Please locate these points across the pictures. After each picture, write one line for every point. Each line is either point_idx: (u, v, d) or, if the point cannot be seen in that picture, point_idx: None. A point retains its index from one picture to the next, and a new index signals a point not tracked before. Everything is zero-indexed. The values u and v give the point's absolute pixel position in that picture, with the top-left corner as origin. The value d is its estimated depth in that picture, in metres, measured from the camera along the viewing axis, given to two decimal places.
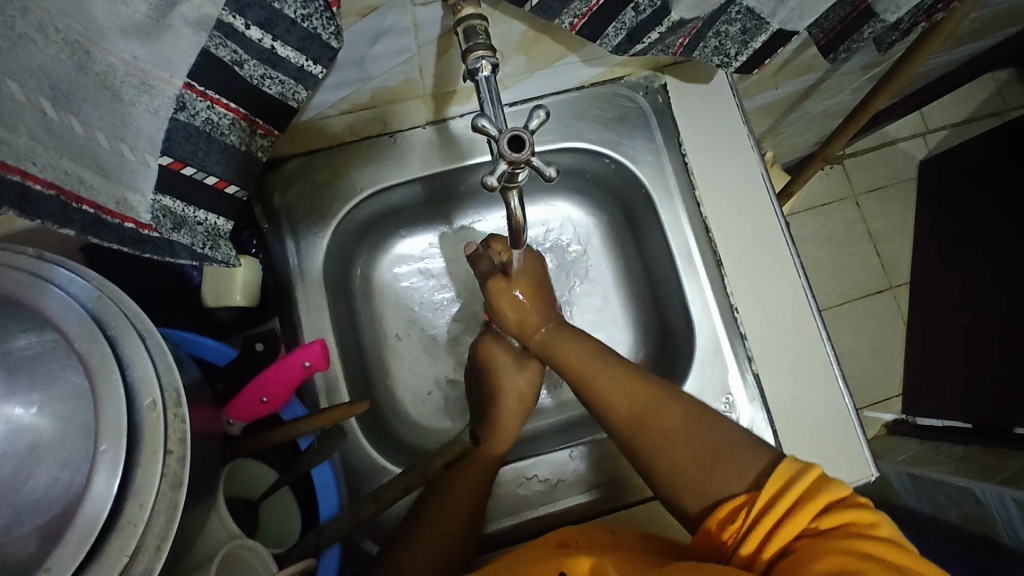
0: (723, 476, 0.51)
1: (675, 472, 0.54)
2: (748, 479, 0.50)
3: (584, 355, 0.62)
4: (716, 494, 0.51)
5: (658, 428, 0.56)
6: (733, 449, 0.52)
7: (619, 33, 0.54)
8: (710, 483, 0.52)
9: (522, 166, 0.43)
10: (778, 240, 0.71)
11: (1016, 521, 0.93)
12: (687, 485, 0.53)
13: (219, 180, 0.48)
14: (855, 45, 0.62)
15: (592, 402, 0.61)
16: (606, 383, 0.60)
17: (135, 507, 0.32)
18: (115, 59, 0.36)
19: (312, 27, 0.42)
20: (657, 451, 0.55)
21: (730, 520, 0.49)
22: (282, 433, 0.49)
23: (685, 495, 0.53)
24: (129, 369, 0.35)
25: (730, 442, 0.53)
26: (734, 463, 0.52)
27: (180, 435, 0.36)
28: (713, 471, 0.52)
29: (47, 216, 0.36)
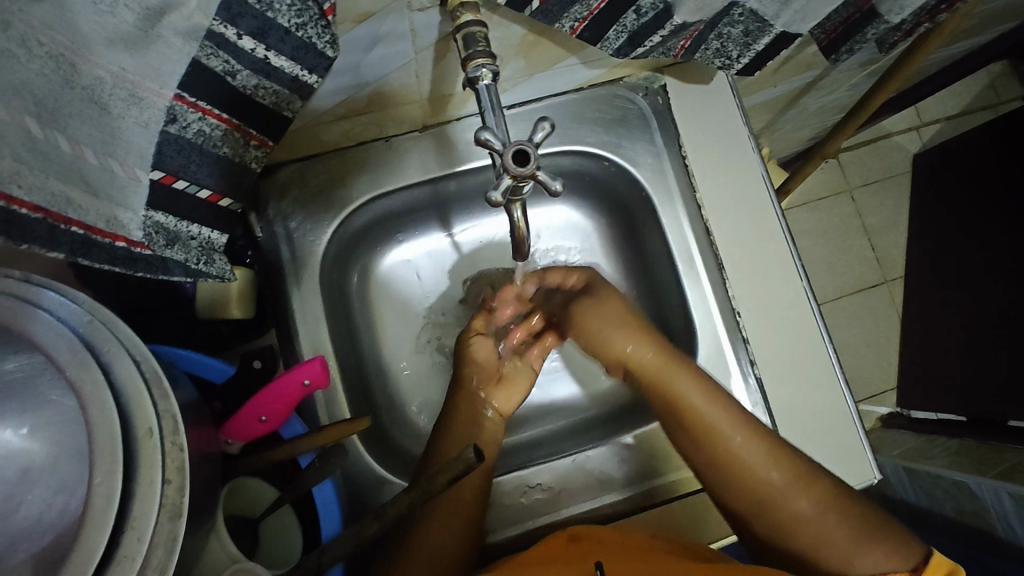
0: (879, 557, 0.54)
1: (818, 544, 0.55)
2: (901, 561, 0.54)
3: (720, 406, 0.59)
4: (871, 567, 0.54)
5: (802, 505, 0.56)
6: (886, 530, 0.56)
7: (620, 36, 0.53)
8: (864, 563, 0.54)
9: (525, 180, 0.43)
10: (780, 242, 0.70)
11: (1011, 514, 0.93)
12: (837, 557, 0.55)
13: (211, 193, 0.47)
14: (857, 45, 0.61)
15: (727, 467, 0.58)
16: (745, 451, 0.58)
17: (134, 539, 0.31)
18: (103, 72, 0.34)
19: (307, 36, 0.41)
20: (804, 525, 0.56)
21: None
22: (281, 451, 0.49)
23: (837, 564, 0.55)
24: (124, 398, 0.34)
25: (878, 521, 0.56)
26: (887, 542, 0.55)
27: (178, 464, 0.35)
28: (873, 549, 0.54)
29: (34, 240, 0.35)
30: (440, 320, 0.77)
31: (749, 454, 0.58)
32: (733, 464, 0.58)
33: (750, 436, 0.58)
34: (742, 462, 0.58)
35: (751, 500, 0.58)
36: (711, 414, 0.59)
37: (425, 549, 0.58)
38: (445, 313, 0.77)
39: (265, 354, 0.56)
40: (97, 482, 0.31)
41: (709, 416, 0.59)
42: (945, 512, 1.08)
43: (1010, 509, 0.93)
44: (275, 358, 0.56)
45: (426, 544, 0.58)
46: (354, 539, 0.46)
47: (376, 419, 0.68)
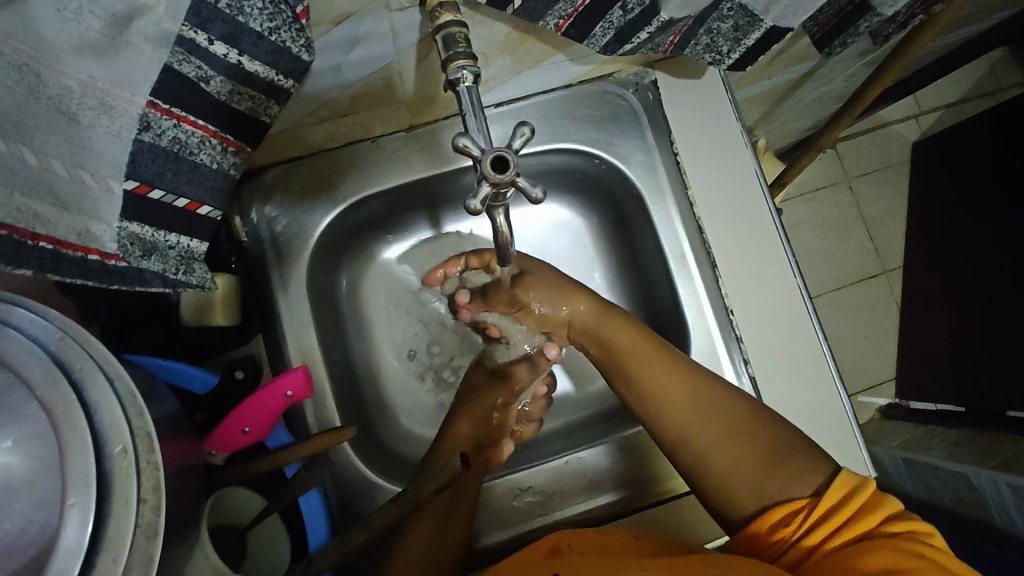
0: (784, 478, 0.54)
1: (733, 470, 0.56)
2: (810, 484, 0.53)
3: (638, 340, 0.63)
4: (776, 493, 0.54)
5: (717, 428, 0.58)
6: (796, 453, 0.55)
7: (607, 33, 0.52)
8: (775, 487, 0.54)
9: (505, 187, 0.41)
10: (774, 238, 0.69)
11: (1010, 506, 0.93)
12: (743, 484, 0.55)
13: (190, 202, 0.45)
14: (850, 38, 0.60)
15: (650, 398, 0.61)
16: (668, 381, 0.60)
17: (108, 561, 0.31)
18: (70, 81, 0.34)
19: (281, 40, 0.40)
20: (718, 450, 0.57)
21: (788, 520, 0.52)
22: (268, 463, 0.47)
23: (743, 493, 0.55)
24: (97, 416, 0.33)
25: (791, 445, 0.56)
26: (794, 464, 0.54)
27: (153, 482, 0.34)
28: (777, 473, 0.54)
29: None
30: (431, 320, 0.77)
31: (673, 383, 0.60)
32: (655, 395, 0.61)
33: (673, 364, 0.61)
34: (659, 389, 0.61)
35: (674, 432, 0.59)
36: (639, 347, 0.62)
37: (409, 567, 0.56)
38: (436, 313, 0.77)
39: (246, 363, 0.54)
40: (71, 503, 0.31)
41: (637, 353, 0.62)
42: (944, 503, 1.08)
43: (1010, 499, 0.93)
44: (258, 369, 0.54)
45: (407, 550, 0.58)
46: (340, 549, 0.45)
47: (367, 423, 0.67)
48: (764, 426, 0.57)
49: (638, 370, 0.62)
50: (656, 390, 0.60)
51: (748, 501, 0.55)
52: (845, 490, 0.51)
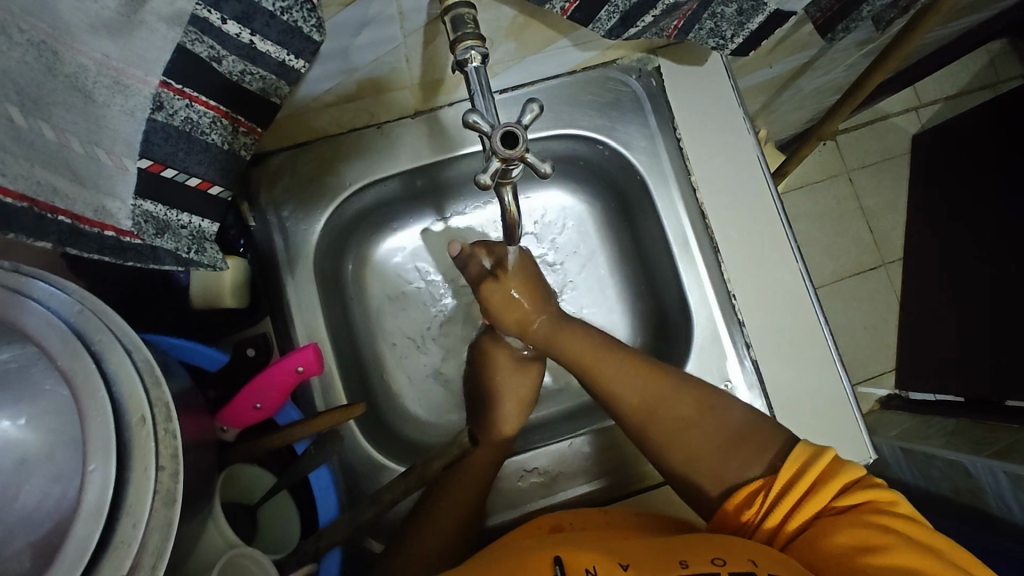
0: (738, 463, 0.54)
1: (689, 462, 0.57)
2: (763, 464, 0.53)
3: (586, 339, 0.63)
4: (732, 478, 0.54)
5: (669, 422, 0.58)
6: (748, 436, 0.55)
7: (612, 17, 0.52)
8: (728, 474, 0.54)
9: (516, 162, 0.42)
10: (775, 224, 0.70)
11: (1006, 492, 0.94)
12: (701, 474, 0.56)
13: (201, 180, 0.46)
14: (853, 24, 0.61)
15: (603, 398, 0.62)
16: (617, 379, 0.61)
17: (129, 526, 0.32)
18: (86, 59, 0.34)
19: (293, 20, 0.40)
20: (671, 444, 0.58)
21: (748, 506, 0.52)
22: (277, 438, 0.48)
23: (703, 484, 0.56)
24: (117, 385, 0.34)
25: (743, 429, 0.56)
26: (748, 447, 0.54)
27: (171, 451, 0.35)
28: (730, 459, 0.54)
29: (23, 231, 0.34)
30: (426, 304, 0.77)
31: (624, 384, 0.60)
32: (606, 395, 0.61)
33: (622, 361, 0.62)
34: (608, 389, 0.61)
35: (631, 428, 0.60)
36: (587, 345, 0.63)
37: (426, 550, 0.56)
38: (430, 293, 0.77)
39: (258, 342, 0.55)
40: (92, 467, 0.32)
41: (585, 355, 0.63)
42: (942, 492, 1.09)
43: (1006, 488, 0.94)
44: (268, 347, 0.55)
45: (426, 531, 0.57)
46: (349, 524, 0.46)
47: (373, 405, 0.68)
48: (712, 417, 0.57)
49: (587, 370, 0.62)
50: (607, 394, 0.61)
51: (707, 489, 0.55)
52: (802, 464, 0.51)
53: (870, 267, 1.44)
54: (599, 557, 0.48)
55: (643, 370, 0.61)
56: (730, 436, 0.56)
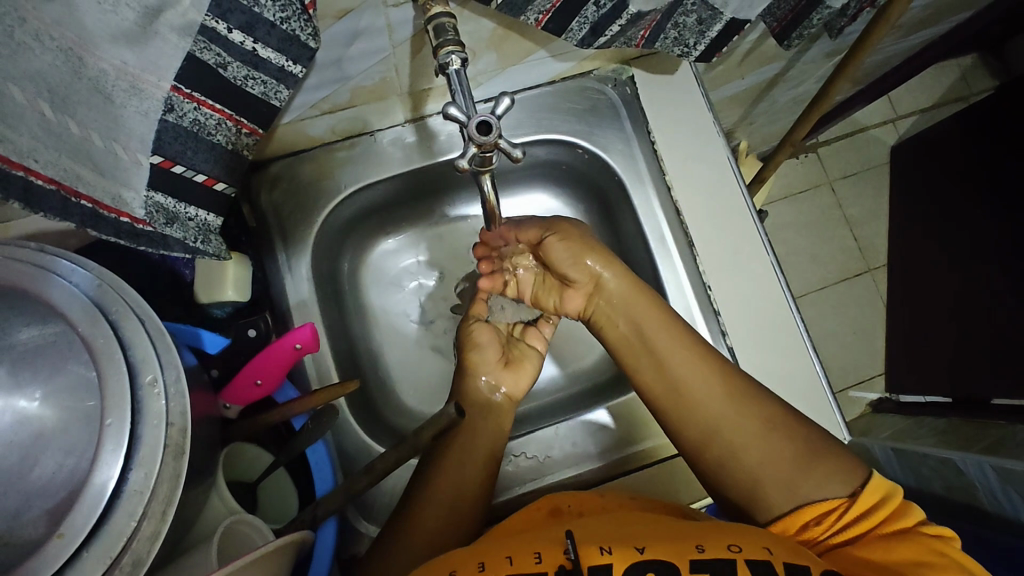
0: (819, 478, 0.53)
1: (762, 467, 0.55)
2: (844, 484, 0.53)
3: (663, 323, 0.62)
4: (808, 493, 0.53)
5: (745, 420, 0.57)
6: (828, 453, 0.55)
7: (583, 28, 0.57)
8: (806, 486, 0.53)
9: (490, 149, 0.47)
10: (746, 219, 0.74)
11: (995, 487, 0.90)
12: (773, 485, 0.54)
13: (207, 177, 0.50)
14: (806, 31, 0.66)
15: (674, 386, 0.60)
16: (692, 368, 0.60)
17: (141, 475, 0.36)
18: (107, 65, 0.38)
19: (291, 28, 0.45)
20: (750, 448, 0.56)
21: (819, 521, 0.52)
22: (275, 414, 0.51)
23: (772, 494, 0.54)
24: (131, 351, 0.38)
25: (822, 445, 0.55)
26: (828, 466, 0.54)
27: (181, 408, 0.39)
28: (811, 471, 0.54)
29: (50, 211, 0.39)
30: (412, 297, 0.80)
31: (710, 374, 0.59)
32: (678, 382, 0.60)
33: (697, 349, 0.61)
34: (683, 376, 0.60)
35: (702, 418, 0.59)
36: (664, 330, 0.62)
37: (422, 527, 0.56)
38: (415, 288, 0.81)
39: (258, 322, 0.58)
40: (111, 421, 0.35)
41: (657, 335, 0.62)
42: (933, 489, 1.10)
43: (995, 482, 0.91)
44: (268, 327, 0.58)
45: (426, 509, 0.58)
46: (345, 492, 0.49)
47: (370, 398, 0.71)
48: (794, 424, 0.57)
49: (662, 355, 0.61)
50: (692, 376, 0.59)
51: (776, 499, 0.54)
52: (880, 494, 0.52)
53: (857, 273, 1.51)
54: (614, 540, 0.50)
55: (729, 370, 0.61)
56: (810, 447, 0.55)
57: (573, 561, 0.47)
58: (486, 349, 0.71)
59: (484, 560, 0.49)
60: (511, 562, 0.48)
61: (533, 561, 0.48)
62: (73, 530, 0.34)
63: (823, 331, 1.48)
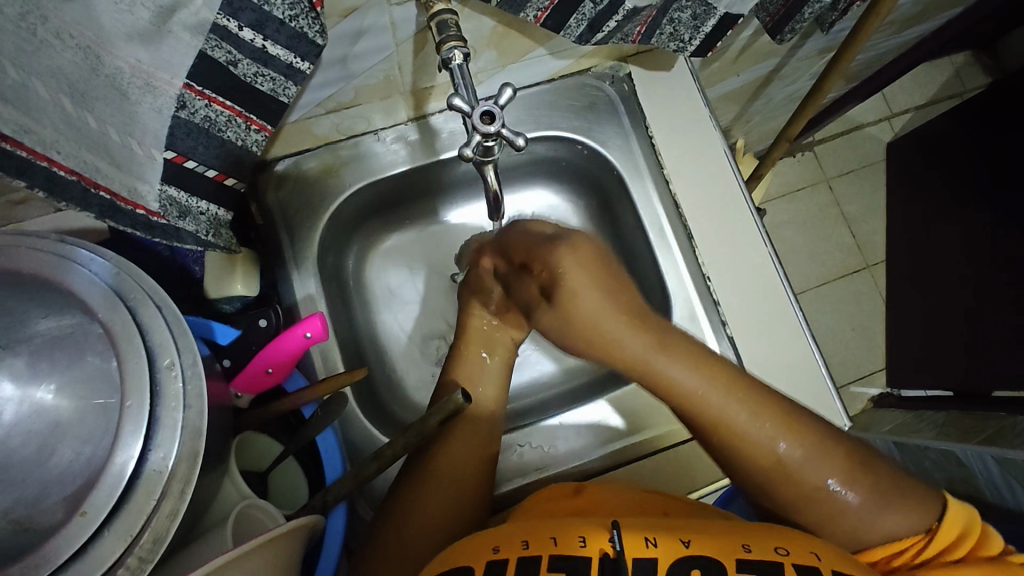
0: (895, 520, 0.52)
1: (831, 515, 0.52)
2: (920, 522, 0.52)
3: (712, 385, 0.54)
4: (884, 535, 0.52)
5: (816, 478, 0.52)
6: (907, 491, 0.53)
7: (581, 25, 0.59)
8: (878, 528, 0.52)
9: (492, 138, 0.49)
10: (744, 210, 0.75)
11: (998, 480, 0.92)
12: (842, 531, 0.53)
13: (218, 172, 0.52)
14: (798, 25, 0.68)
15: (732, 449, 0.54)
16: (753, 430, 0.53)
17: (160, 456, 0.37)
18: (123, 64, 0.40)
19: (299, 26, 0.46)
20: (817, 499, 0.53)
21: (896, 558, 0.52)
22: (284, 403, 0.52)
23: (841, 538, 0.53)
24: (150, 336, 0.39)
25: (898, 484, 0.53)
26: (906, 505, 0.52)
27: (198, 391, 0.40)
28: (886, 516, 0.52)
29: (70, 199, 0.41)
30: (416, 293, 0.82)
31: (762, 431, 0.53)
32: (737, 445, 0.54)
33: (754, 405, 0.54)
34: (740, 442, 0.53)
35: (760, 480, 0.54)
36: (716, 394, 0.54)
37: (424, 516, 0.57)
38: (417, 284, 0.82)
39: (269, 312, 0.56)
40: (132, 403, 0.37)
41: (708, 400, 0.54)
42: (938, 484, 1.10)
43: (998, 475, 0.92)
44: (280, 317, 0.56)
45: (424, 505, 0.58)
46: (355, 479, 0.50)
47: (376, 393, 0.72)
48: (868, 474, 0.53)
49: (714, 422, 0.54)
50: (739, 438, 0.53)
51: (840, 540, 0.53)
52: (964, 529, 0.51)
53: (856, 269, 1.53)
54: (660, 531, 0.49)
55: (788, 410, 0.54)
56: (884, 486, 0.52)
57: (618, 552, 0.47)
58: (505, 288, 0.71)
59: (530, 540, 0.50)
60: (556, 544, 0.49)
61: (579, 545, 0.49)
62: (95, 507, 0.35)
63: (823, 327, 1.50)
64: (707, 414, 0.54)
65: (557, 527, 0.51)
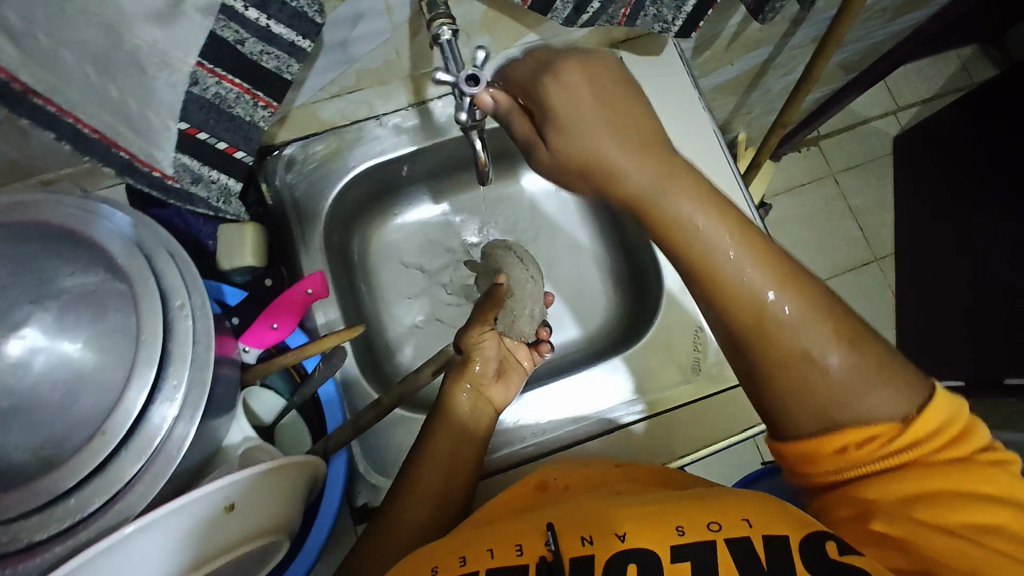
0: (874, 402, 0.46)
1: (805, 385, 0.47)
2: (901, 406, 0.46)
3: (717, 219, 0.45)
4: (857, 416, 0.46)
5: (809, 342, 0.47)
6: (894, 375, 0.47)
7: (567, 7, 0.63)
8: (849, 410, 0.46)
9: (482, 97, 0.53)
10: (732, 185, 0.78)
11: None
12: (814, 406, 0.47)
13: (228, 145, 0.56)
14: (779, 6, 0.70)
15: (714, 293, 0.47)
16: (746, 276, 0.46)
17: (170, 386, 0.41)
18: (140, 41, 0.44)
19: (300, 6, 0.50)
20: (798, 364, 0.47)
21: (867, 444, 0.46)
22: (287, 356, 0.55)
23: (810, 416, 0.47)
24: (163, 281, 0.43)
25: (889, 365, 0.47)
26: (889, 386, 0.47)
27: (205, 329, 0.44)
28: (866, 397, 0.46)
29: (92, 153, 0.50)
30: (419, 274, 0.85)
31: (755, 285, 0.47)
32: (723, 288, 0.47)
33: (760, 256, 0.46)
34: (729, 288, 0.47)
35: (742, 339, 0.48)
36: (718, 229, 0.45)
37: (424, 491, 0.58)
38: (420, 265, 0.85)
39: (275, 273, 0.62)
40: (146, 334, 0.40)
41: (697, 237, 0.46)
42: None
43: None
44: (284, 279, 0.62)
45: (418, 493, 0.58)
46: (353, 425, 0.54)
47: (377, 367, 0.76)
48: (862, 348, 0.47)
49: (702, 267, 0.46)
50: (725, 291, 0.47)
51: (805, 425, 0.48)
52: (946, 418, 0.46)
53: (865, 262, 1.52)
54: (594, 525, 0.49)
55: (785, 262, 0.47)
56: (872, 362, 0.47)
57: (554, 554, 0.47)
58: (488, 360, 0.70)
59: (467, 555, 0.49)
60: (493, 555, 0.48)
61: (515, 554, 0.48)
62: (114, 429, 0.38)
63: None
64: (695, 248, 0.46)
65: (493, 538, 0.50)
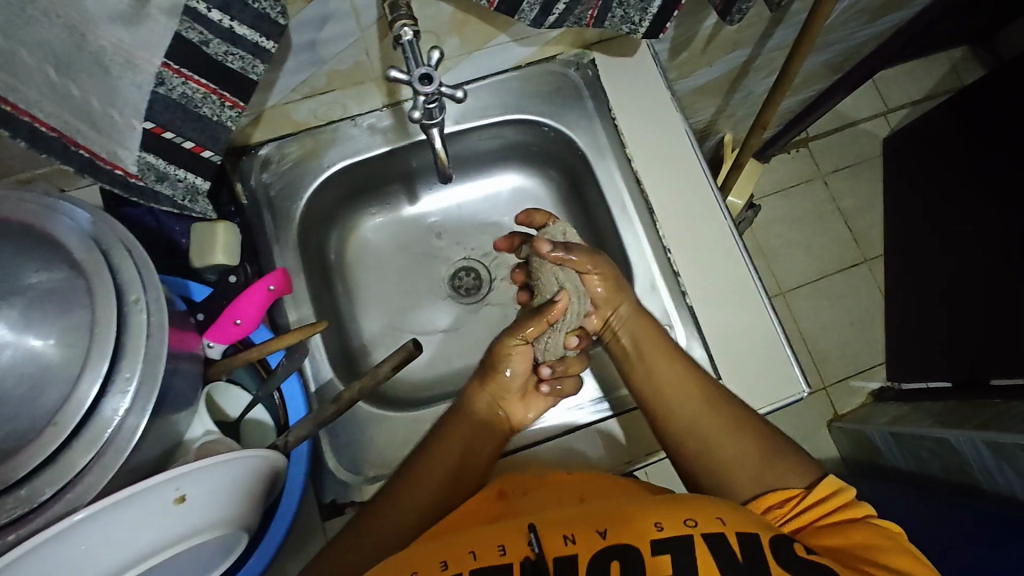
0: (783, 473, 0.57)
1: (730, 465, 0.59)
2: (804, 477, 0.57)
3: (659, 337, 0.65)
4: (772, 485, 0.57)
5: (729, 421, 0.61)
6: (791, 456, 0.59)
7: (533, 8, 0.64)
8: (769, 478, 0.57)
9: (433, 97, 0.56)
10: (705, 188, 0.78)
11: (991, 465, 0.92)
12: (742, 474, 0.58)
13: (195, 145, 0.56)
14: (746, 6, 0.71)
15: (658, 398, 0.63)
16: (678, 374, 0.63)
17: (122, 378, 0.41)
18: (105, 42, 0.46)
19: (262, 7, 0.51)
20: (717, 450, 0.60)
21: (783, 504, 0.55)
22: (252, 352, 0.56)
23: (738, 482, 0.58)
24: (120, 276, 0.44)
25: (787, 450, 0.60)
26: (788, 464, 0.58)
27: (159, 322, 0.44)
28: (775, 467, 0.58)
29: (49, 151, 0.49)
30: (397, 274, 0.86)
31: (688, 397, 0.62)
32: (664, 390, 0.63)
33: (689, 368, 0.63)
34: (670, 378, 0.63)
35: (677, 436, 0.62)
36: (657, 346, 0.65)
37: (415, 491, 0.60)
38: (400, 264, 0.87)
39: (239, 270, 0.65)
40: (100, 329, 0.41)
41: (647, 342, 0.65)
42: (935, 473, 1.07)
43: (990, 459, 0.92)
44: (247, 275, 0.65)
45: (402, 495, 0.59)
46: (313, 420, 0.57)
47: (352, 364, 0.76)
48: (769, 432, 0.61)
49: (652, 366, 0.64)
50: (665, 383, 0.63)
51: (744, 489, 0.58)
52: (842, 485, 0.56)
53: (854, 264, 1.53)
54: (576, 525, 0.51)
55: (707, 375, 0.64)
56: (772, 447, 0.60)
57: (539, 553, 0.49)
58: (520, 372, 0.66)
59: (447, 560, 0.50)
60: (476, 557, 0.50)
61: (499, 554, 0.50)
62: (65, 419, 0.40)
63: (820, 321, 1.50)
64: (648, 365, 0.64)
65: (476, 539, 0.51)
